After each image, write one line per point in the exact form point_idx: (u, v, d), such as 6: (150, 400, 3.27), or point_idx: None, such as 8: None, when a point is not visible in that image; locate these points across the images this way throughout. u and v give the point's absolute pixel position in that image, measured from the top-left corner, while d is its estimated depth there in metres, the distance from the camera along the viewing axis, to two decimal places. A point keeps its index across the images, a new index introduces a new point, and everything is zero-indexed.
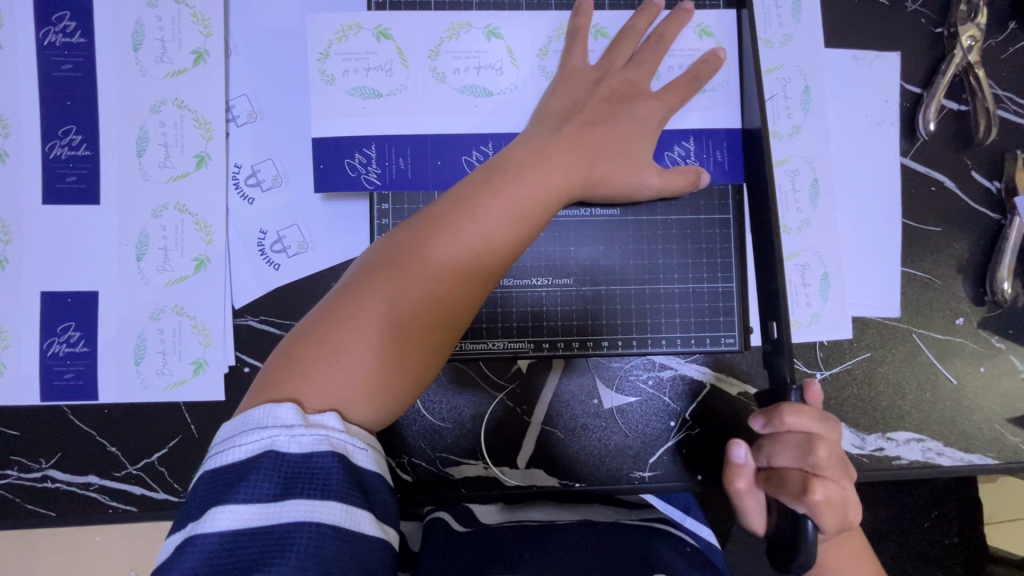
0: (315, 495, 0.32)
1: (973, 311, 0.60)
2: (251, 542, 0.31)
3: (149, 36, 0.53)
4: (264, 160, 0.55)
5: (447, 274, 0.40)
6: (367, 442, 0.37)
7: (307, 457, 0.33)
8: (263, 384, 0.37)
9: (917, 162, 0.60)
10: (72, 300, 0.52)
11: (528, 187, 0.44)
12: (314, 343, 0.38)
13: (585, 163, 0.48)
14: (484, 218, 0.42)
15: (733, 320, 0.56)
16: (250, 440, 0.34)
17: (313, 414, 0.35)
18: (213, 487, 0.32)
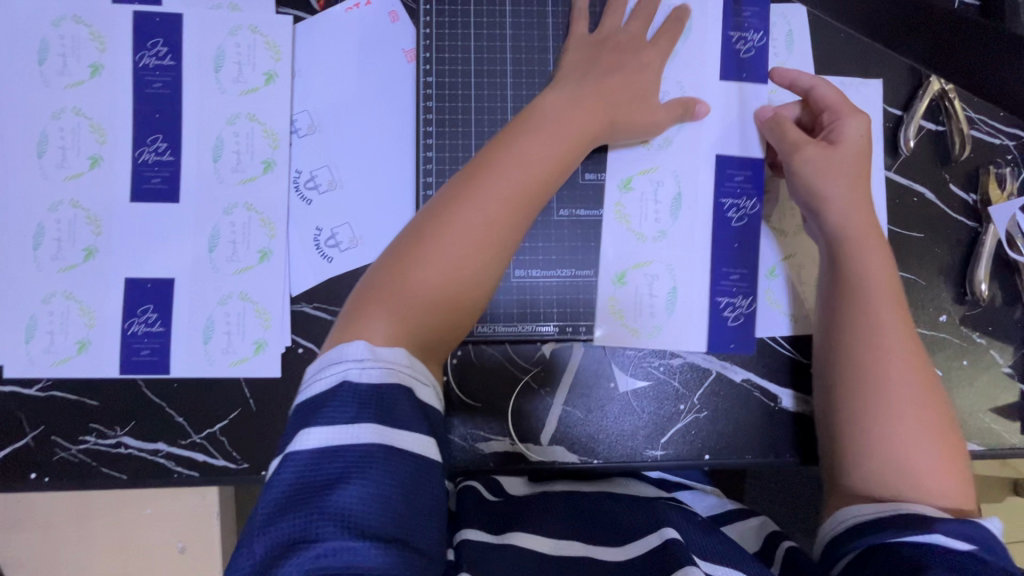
0: (384, 423, 0.44)
1: (954, 309, 0.66)
2: (336, 458, 0.42)
3: (228, 60, 0.62)
4: (322, 167, 0.63)
5: (481, 221, 0.52)
6: (409, 365, 0.47)
7: (377, 387, 0.45)
8: (339, 331, 0.50)
9: (901, 174, 0.67)
10: (152, 285, 0.60)
11: (524, 169, 0.55)
12: (364, 292, 0.51)
13: (606, 112, 0.60)
14: (508, 168, 0.55)
15: (737, 307, 0.64)
16: (329, 374, 0.46)
17: (376, 350, 0.47)
18: (307, 414, 0.44)
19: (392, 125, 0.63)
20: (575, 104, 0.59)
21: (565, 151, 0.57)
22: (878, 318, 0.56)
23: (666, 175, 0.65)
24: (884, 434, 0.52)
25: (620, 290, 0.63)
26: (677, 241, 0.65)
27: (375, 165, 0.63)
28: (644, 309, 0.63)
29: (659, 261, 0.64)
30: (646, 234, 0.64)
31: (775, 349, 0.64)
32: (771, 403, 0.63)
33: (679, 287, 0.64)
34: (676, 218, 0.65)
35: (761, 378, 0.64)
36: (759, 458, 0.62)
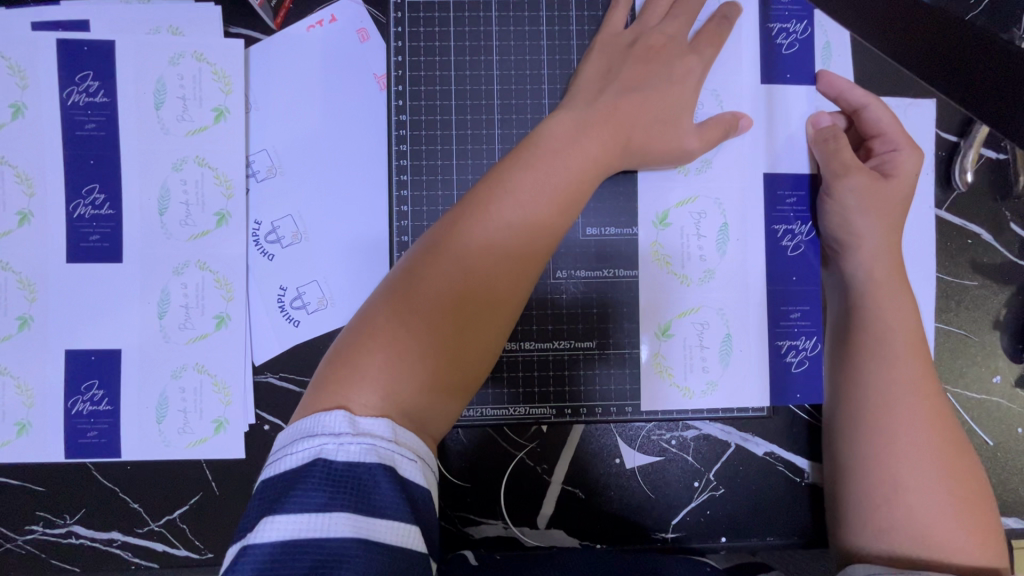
0: (359, 511, 0.35)
1: (1010, 368, 0.57)
2: (304, 554, 0.34)
3: (170, 94, 0.53)
4: (284, 216, 0.54)
5: (477, 251, 0.44)
6: (416, 454, 0.39)
7: (353, 465, 0.36)
8: (315, 392, 0.41)
9: (953, 213, 0.58)
10: (96, 357, 0.53)
11: (521, 200, 0.46)
12: (352, 345, 0.42)
13: (622, 133, 0.50)
14: (510, 190, 0.46)
15: (758, 371, 0.55)
16: (302, 448, 0.37)
17: (359, 423, 0.38)
18: (272, 494, 0.36)
19: (363, 168, 0.55)
20: (590, 122, 0.50)
21: (574, 177, 0.48)
22: (895, 367, 0.48)
23: (707, 203, 0.55)
24: (897, 501, 0.45)
25: (665, 344, 0.55)
26: (729, 280, 0.55)
27: (345, 215, 0.55)
28: (696, 363, 0.55)
29: (709, 305, 0.55)
30: (690, 276, 0.55)
31: (801, 420, 0.56)
32: (798, 479, 0.55)
33: (735, 332, 0.55)
34: (723, 252, 0.55)
35: (787, 451, 0.56)
36: (782, 541, 0.55)
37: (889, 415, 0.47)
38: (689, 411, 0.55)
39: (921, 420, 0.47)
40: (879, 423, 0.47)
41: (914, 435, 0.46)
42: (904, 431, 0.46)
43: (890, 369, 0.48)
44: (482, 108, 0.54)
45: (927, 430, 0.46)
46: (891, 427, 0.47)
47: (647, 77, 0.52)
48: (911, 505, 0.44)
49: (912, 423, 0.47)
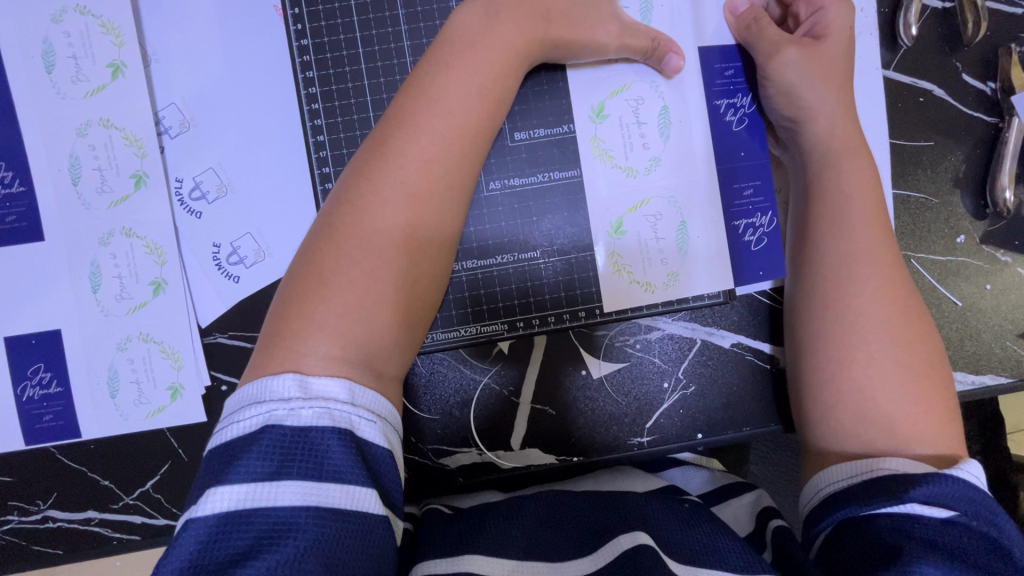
0: (311, 478, 0.34)
1: (975, 227, 0.55)
2: (249, 523, 0.32)
3: (60, 55, 0.50)
4: (205, 170, 0.52)
5: (413, 170, 0.43)
6: (375, 414, 0.38)
7: (304, 431, 0.35)
8: (266, 354, 0.39)
9: (902, 72, 0.55)
10: (36, 341, 0.51)
11: (442, 122, 0.44)
12: (298, 297, 0.40)
13: (541, 18, 0.47)
14: (436, 99, 0.44)
15: (716, 258, 0.53)
16: (250, 415, 0.35)
17: (313, 387, 0.36)
18: (216, 465, 0.34)
19: (277, 107, 0.52)
20: (504, 16, 0.47)
21: (496, 87, 0.46)
22: (848, 236, 0.47)
23: (644, 88, 0.52)
24: (851, 363, 0.45)
25: (620, 242, 0.53)
26: (677, 167, 0.53)
27: (266, 159, 0.52)
28: (655, 257, 0.53)
29: (660, 195, 0.53)
30: (637, 168, 0.53)
31: (767, 307, 0.54)
32: (768, 365, 0.55)
33: (689, 219, 0.53)
34: (667, 138, 0.53)
35: (753, 339, 0.55)
36: (759, 430, 0.55)
37: (836, 289, 0.47)
38: (646, 307, 0.54)
39: (866, 291, 0.46)
40: (827, 300, 0.47)
41: (871, 296, 0.46)
42: (860, 293, 0.46)
43: (840, 247, 0.47)
44: (387, 21, 0.51)
45: (873, 299, 0.46)
46: (848, 291, 0.46)
47: None
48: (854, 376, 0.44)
49: (864, 298, 0.46)
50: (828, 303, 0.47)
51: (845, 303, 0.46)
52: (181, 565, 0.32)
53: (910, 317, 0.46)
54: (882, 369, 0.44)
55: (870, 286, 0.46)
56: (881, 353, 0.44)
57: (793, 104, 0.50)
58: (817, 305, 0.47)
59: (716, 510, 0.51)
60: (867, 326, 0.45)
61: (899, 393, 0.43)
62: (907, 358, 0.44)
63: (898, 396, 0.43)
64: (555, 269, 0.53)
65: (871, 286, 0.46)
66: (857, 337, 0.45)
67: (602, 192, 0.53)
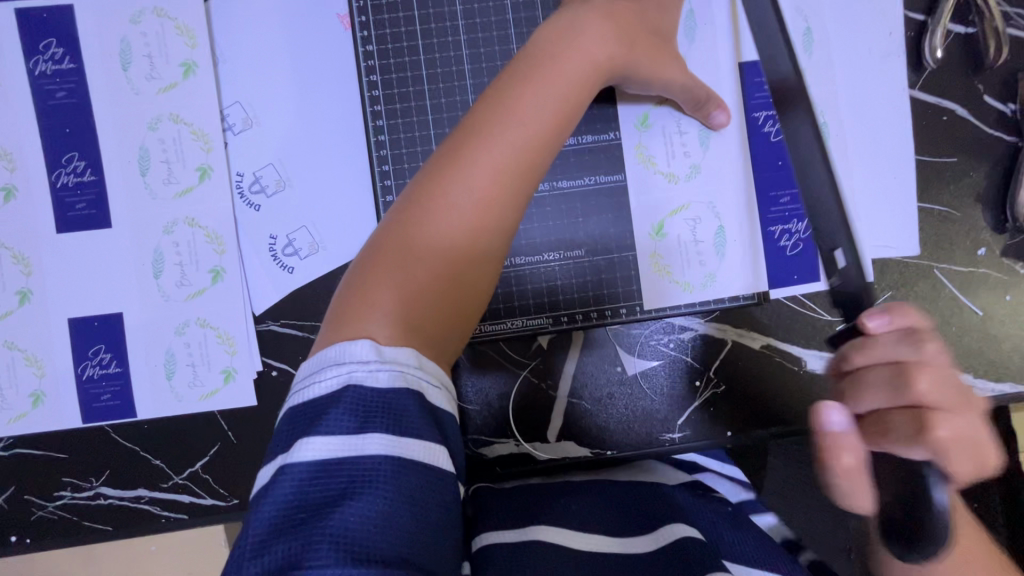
0: (392, 432, 0.36)
1: (995, 241, 0.58)
2: (341, 470, 0.35)
3: (136, 54, 0.53)
4: (266, 165, 0.55)
5: (484, 176, 0.43)
6: (437, 383, 0.40)
7: (383, 390, 0.37)
8: (336, 326, 0.41)
9: (927, 92, 0.58)
10: (99, 323, 0.54)
11: (517, 132, 0.44)
12: (365, 277, 0.42)
13: (625, 36, 0.48)
14: (515, 109, 0.44)
15: (751, 263, 0.56)
16: (331, 375, 0.38)
17: (384, 352, 0.38)
18: (305, 420, 0.37)
19: (338, 108, 0.55)
20: (587, 25, 0.48)
21: (569, 100, 0.46)
22: None
23: None
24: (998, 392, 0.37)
25: (661, 243, 0.56)
26: (714, 174, 0.56)
27: (324, 157, 0.55)
28: (693, 258, 0.56)
29: (699, 200, 0.56)
30: (677, 174, 0.56)
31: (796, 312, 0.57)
32: (796, 368, 0.57)
33: (727, 224, 0.56)
34: (706, 147, 0.56)
35: (783, 343, 0.57)
36: (787, 430, 0.57)
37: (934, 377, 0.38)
38: (682, 306, 0.56)
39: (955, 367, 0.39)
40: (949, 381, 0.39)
41: None
42: None
43: None
44: (445, 31, 0.54)
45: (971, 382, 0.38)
46: None
47: None
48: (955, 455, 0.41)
49: None
50: None
51: None
52: (280, 506, 0.35)
53: None
54: None
55: None
56: None
57: None
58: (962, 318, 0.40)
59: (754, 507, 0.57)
60: None
61: None
62: None
63: None
64: (597, 269, 0.55)
65: None
66: None
67: (642, 196, 0.55)
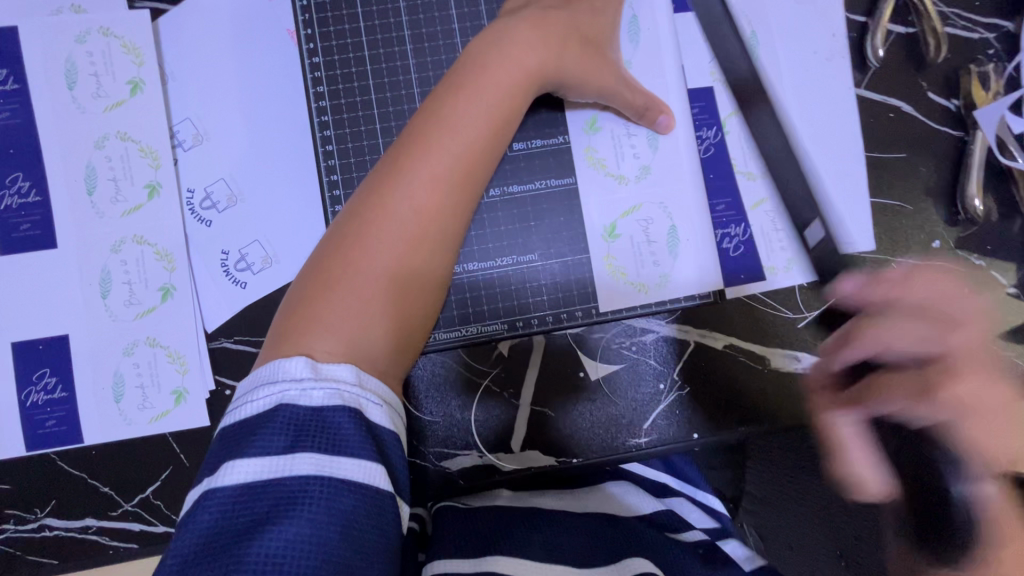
0: (324, 452, 0.36)
1: (949, 233, 0.58)
2: (268, 491, 0.35)
3: (82, 73, 0.53)
4: (216, 181, 0.54)
5: (422, 184, 0.46)
6: (382, 399, 0.40)
7: (317, 410, 0.37)
8: (274, 345, 0.41)
9: (873, 90, 0.59)
10: (44, 346, 0.52)
11: (452, 141, 0.47)
12: (307, 295, 0.43)
13: (554, 44, 0.50)
14: (448, 119, 0.47)
15: (706, 260, 0.56)
16: (264, 394, 0.38)
17: (321, 367, 0.39)
18: (235, 440, 0.37)
19: (288, 122, 0.55)
20: (517, 35, 0.50)
21: (503, 108, 0.49)
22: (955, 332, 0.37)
23: None
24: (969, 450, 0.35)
25: (614, 245, 0.56)
26: (665, 175, 0.56)
27: (276, 170, 0.55)
28: (646, 259, 0.56)
29: (651, 201, 0.56)
30: (628, 175, 0.56)
31: (757, 309, 0.57)
32: (760, 366, 0.56)
33: (679, 224, 0.56)
34: (656, 149, 0.56)
35: (745, 341, 0.57)
36: (754, 429, 0.56)
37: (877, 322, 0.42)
38: (638, 308, 0.55)
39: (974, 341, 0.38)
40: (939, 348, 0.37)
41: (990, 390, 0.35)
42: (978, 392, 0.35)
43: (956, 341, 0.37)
44: (393, 41, 0.54)
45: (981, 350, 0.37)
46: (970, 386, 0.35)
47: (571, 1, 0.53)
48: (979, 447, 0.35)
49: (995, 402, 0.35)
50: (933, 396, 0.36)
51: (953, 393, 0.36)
52: (206, 529, 0.34)
53: None
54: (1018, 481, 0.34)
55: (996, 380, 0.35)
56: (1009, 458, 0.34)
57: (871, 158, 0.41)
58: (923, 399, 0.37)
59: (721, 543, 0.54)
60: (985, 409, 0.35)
61: None
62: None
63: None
64: (552, 274, 0.55)
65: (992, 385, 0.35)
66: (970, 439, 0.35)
67: (596, 200, 0.55)
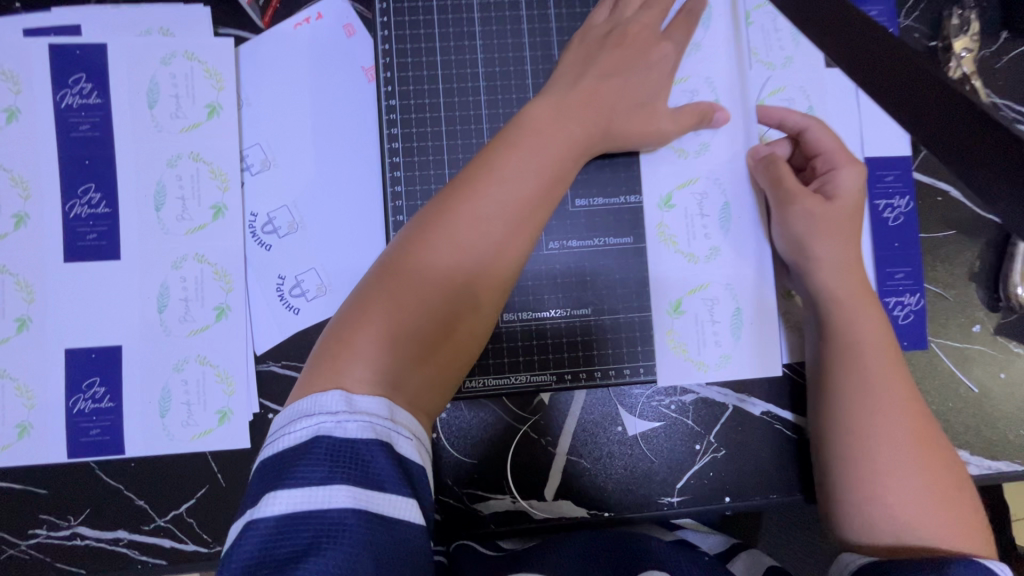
0: (357, 482, 0.35)
1: (989, 318, 0.59)
2: (306, 524, 0.34)
3: (163, 93, 0.54)
4: (280, 208, 0.56)
5: (464, 224, 0.46)
6: (411, 431, 0.40)
7: (351, 442, 0.36)
8: (312, 372, 0.41)
9: (924, 172, 0.60)
10: (96, 355, 0.53)
11: (497, 189, 0.47)
12: (346, 326, 0.43)
13: (603, 113, 0.52)
14: (496, 167, 0.48)
15: (764, 337, 0.57)
16: (301, 427, 0.37)
17: (355, 401, 0.38)
18: (272, 473, 0.36)
19: (356, 156, 0.56)
20: (573, 100, 0.51)
21: (553, 163, 0.49)
22: (858, 349, 0.50)
23: (707, 184, 0.58)
24: (867, 445, 0.47)
25: (678, 321, 0.57)
26: (730, 256, 0.57)
27: (338, 202, 0.56)
28: (709, 337, 0.57)
29: (718, 282, 0.57)
30: (697, 255, 0.57)
31: (795, 381, 0.57)
32: (797, 436, 0.57)
33: (744, 307, 0.57)
34: (726, 229, 0.57)
35: (783, 410, 0.57)
36: (785, 498, 0.56)
37: (794, 212, 0.53)
38: (698, 385, 0.57)
39: (855, 200, 0.54)
40: (836, 335, 0.51)
41: (878, 366, 0.49)
42: (879, 417, 0.47)
43: (848, 350, 0.50)
44: (468, 90, 0.56)
45: (877, 315, 0.51)
46: (855, 410, 0.48)
47: (626, 61, 0.54)
48: (866, 367, 0.49)
49: (883, 414, 0.47)
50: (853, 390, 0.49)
51: (856, 378, 0.49)
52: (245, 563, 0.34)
53: (918, 416, 0.47)
54: (884, 461, 0.46)
55: (876, 386, 0.48)
56: (889, 440, 0.46)
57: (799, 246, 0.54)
58: (839, 394, 0.49)
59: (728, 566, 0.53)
60: (878, 378, 0.48)
61: (909, 487, 0.45)
62: (916, 435, 0.47)
63: (908, 489, 0.45)
64: (602, 331, 0.56)
65: (878, 400, 0.48)
66: (877, 418, 0.47)
67: (648, 261, 0.57)
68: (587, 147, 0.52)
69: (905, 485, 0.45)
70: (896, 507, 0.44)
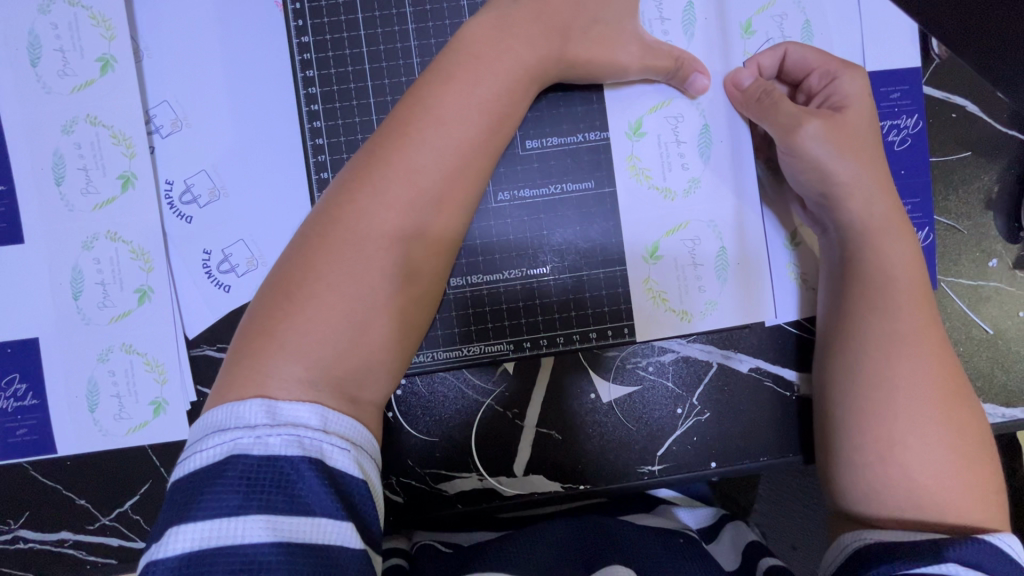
0: (279, 510, 0.30)
1: (1008, 250, 0.52)
2: (214, 564, 0.28)
3: (46, 48, 0.47)
4: (197, 172, 0.49)
5: (398, 176, 0.39)
6: (349, 441, 0.33)
7: (273, 462, 0.31)
8: (229, 375, 0.35)
9: (936, 86, 0.52)
10: (12, 349, 0.48)
11: (435, 132, 0.40)
12: (266, 311, 0.37)
13: (557, 32, 0.45)
14: (433, 105, 0.41)
15: (750, 283, 0.51)
16: (212, 445, 0.32)
17: (280, 411, 0.33)
18: (178, 504, 0.30)
19: (273, 106, 0.49)
20: (518, 22, 0.44)
21: (498, 97, 0.43)
22: (880, 296, 0.43)
23: (684, 106, 0.50)
24: (886, 406, 0.41)
25: (655, 268, 0.51)
26: (712, 189, 0.50)
27: (259, 161, 0.49)
28: (691, 284, 0.51)
29: (699, 220, 0.50)
30: (674, 189, 0.50)
31: (785, 333, 0.52)
32: (788, 393, 0.51)
33: (728, 246, 0.51)
34: (707, 158, 0.50)
35: (774, 365, 0.52)
36: (777, 460, 0.51)
37: (806, 141, 0.46)
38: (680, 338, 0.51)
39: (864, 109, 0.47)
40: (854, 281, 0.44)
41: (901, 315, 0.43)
42: (901, 373, 0.41)
43: (869, 299, 0.44)
44: (393, 19, 0.49)
45: (903, 251, 0.44)
46: (874, 366, 0.42)
47: None
48: (886, 317, 0.43)
49: (906, 371, 0.41)
50: (870, 342, 0.43)
51: (874, 329, 0.43)
52: None
53: (947, 371, 0.42)
54: (903, 422, 0.40)
55: (901, 339, 0.42)
56: (909, 399, 0.41)
57: (823, 180, 0.46)
58: (855, 347, 0.43)
59: (712, 546, 0.51)
60: (902, 329, 0.42)
61: (932, 451, 0.39)
62: (943, 392, 0.41)
63: (930, 454, 0.39)
64: (566, 292, 0.50)
65: (900, 353, 0.42)
66: (898, 372, 0.41)
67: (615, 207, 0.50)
68: (539, 71, 0.45)
69: (927, 450, 0.40)
70: (915, 473, 0.39)
